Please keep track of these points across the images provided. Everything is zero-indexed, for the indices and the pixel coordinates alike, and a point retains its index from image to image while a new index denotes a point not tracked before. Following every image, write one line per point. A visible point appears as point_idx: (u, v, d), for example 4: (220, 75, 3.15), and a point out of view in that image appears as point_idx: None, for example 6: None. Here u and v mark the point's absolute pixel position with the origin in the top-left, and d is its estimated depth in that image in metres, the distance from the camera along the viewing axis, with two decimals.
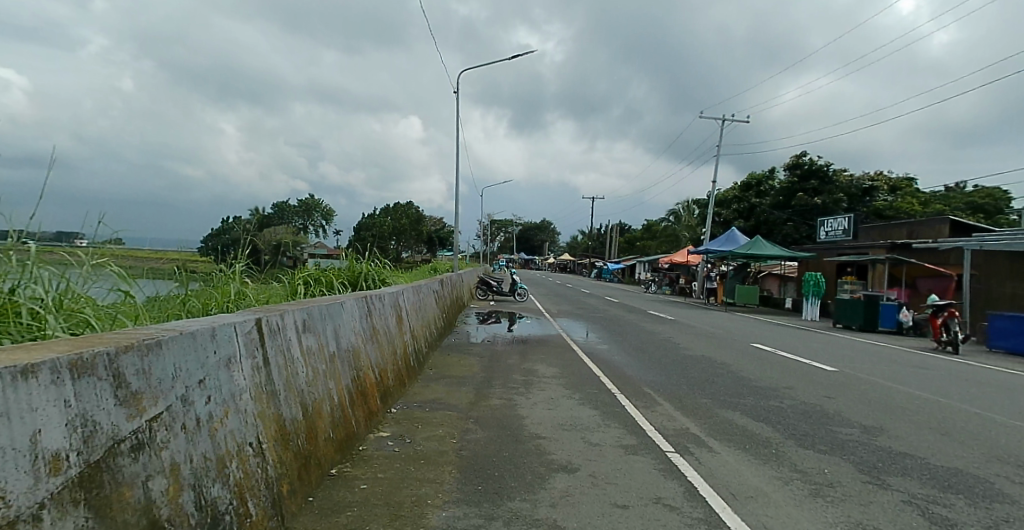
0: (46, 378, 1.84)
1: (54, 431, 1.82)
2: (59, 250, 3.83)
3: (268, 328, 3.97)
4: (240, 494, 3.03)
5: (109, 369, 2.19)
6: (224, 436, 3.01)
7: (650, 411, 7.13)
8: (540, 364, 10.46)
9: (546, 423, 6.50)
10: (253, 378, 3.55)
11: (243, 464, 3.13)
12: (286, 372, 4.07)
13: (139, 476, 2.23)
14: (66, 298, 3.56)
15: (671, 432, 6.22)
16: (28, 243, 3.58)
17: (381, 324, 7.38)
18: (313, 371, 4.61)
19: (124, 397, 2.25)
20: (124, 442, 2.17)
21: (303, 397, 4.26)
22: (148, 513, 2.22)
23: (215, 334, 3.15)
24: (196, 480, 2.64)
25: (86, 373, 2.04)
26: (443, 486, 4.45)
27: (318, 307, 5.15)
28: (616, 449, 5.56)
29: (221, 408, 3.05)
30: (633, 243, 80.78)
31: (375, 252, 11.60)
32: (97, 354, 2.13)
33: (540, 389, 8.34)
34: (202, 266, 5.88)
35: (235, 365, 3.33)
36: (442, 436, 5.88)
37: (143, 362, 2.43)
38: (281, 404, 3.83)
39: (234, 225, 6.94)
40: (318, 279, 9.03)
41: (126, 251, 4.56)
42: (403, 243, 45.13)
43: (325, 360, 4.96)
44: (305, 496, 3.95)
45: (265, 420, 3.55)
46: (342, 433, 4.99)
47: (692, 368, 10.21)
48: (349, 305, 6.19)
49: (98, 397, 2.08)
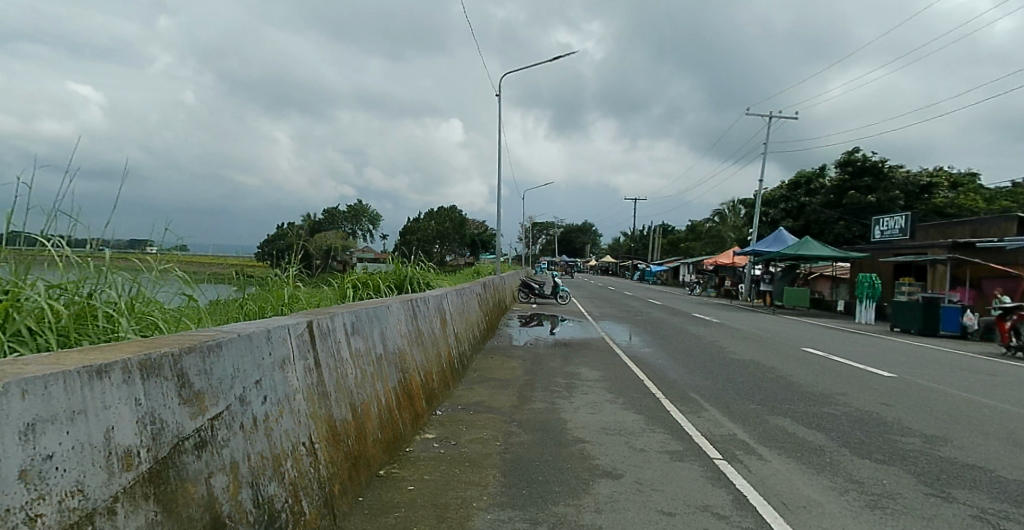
0: (118, 377, 1.95)
1: (126, 428, 1.93)
2: (132, 256, 4.04)
3: (318, 330, 4.08)
4: (295, 492, 3.12)
5: (175, 369, 2.31)
6: (279, 435, 3.12)
7: (696, 416, 6.98)
8: (582, 367, 10.40)
9: (590, 427, 6.46)
10: (304, 379, 3.66)
11: (297, 463, 3.23)
12: (335, 373, 4.18)
13: (202, 472, 2.33)
14: (138, 301, 3.76)
15: (718, 438, 6.08)
16: (104, 251, 3.79)
17: (425, 327, 7.48)
18: (361, 372, 4.73)
19: (187, 396, 2.35)
20: (188, 440, 2.28)
21: (352, 399, 4.37)
22: (211, 508, 2.32)
23: (269, 336, 3.27)
24: (254, 479, 2.74)
25: (154, 373, 2.15)
26: (487, 489, 4.48)
27: (365, 309, 5.24)
28: (661, 455, 5.47)
29: (276, 407, 3.16)
30: (678, 244, 79.78)
31: (420, 255, 11.78)
32: (162, 354, 2.24)
33: (584, 392, 8.28)
34: (258, 271, 6.10)
35: (288, 366, 3.44)
36: (485, 439, 5.91)
37: (204, 363, 2.54)
38: (330, 404, 3.94)
39: (288, 230, 7.20)
40: (366, 282, 9.26)
41: (190, 257, 4.77)
42: (445, 246, 45.96)
43: (372, 362, 5.06)
44: (355, 495, 4.03)
45: (317, 421, 3.66)
46: (388, 434, 5.07)
47: (741, 372, 9.93)
48: (395, 308, 6.30)
49: (164, 396, 2.19)
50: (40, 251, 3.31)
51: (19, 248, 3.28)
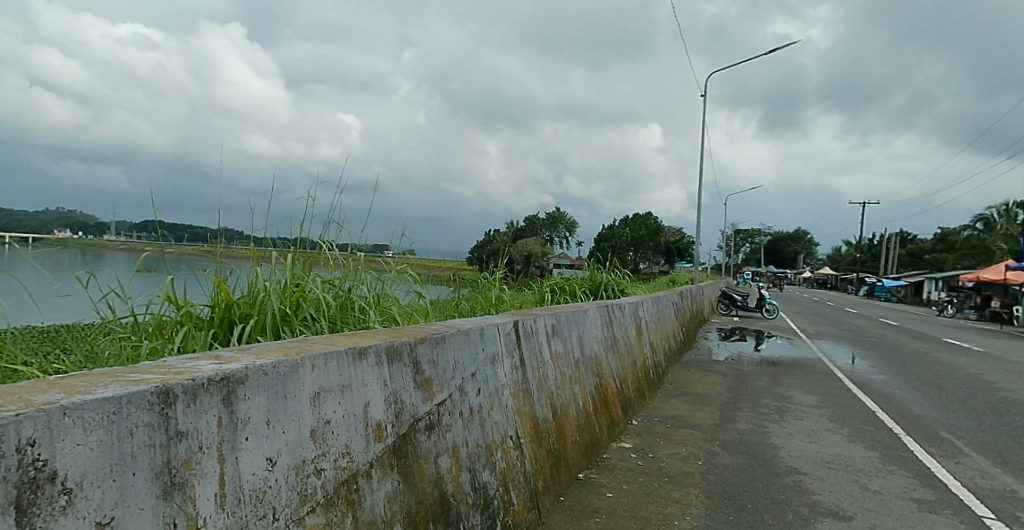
0: (372, 359, 2.25)
1: (377, 404, 2.21)
2: (377, 259, 4.67)
3: (524, 331, 4.28)
4: (505, 482, 3.30)
5: (411, 356, 2.59)
6: (491, 426, 3.32)
7: (950, 462, 5.82)
8: (796, 389, 9.36)
9: (808, 457, 5.77)
10: (512, 376, 3.85)
11: (507, 455, 3.41)
12: (538, 373, 4.35)
13: (432, 452, 2.57)
14: (382, 297, 4.33)
15: (985, 492, 4.98)
16: (357, 254, 4.45)
17: (622, 334, 7.41)
18: (561, 374, 4.84)
19: (420, 382, 2.62)
20: (421, 421, 2.54)
21: (553, 400, 4.50)
22: (439, 486, 2.56)
23: (483, 333, 3.50)
24: (471, 464, 2.95)
25: (396, 358, 2.44)
26: (690, 509, 4.26)
27: (565, 313, 5.36)
28: (904, 502, 4.66)
29: (489, 400, 3.38)
30: (919, 256, 67.87)
31: (615, 262, 11.75)
32: (402, 342, 2.52)
33: (799, 418, 7.44)
34: (471, 274, 6.63)
35: (498, 362, 3.65)
36: (686, 456, 5.63)
37: (433, 353, 2.81)
38: (534, 403, 4.09)
39: (495, 236, 7.71)
40: (562, 287, 9.51)
41: (417, 260, 5.37)
42: (639, 253, 45.18)
43: (571, 365, 5.15)
44: (557, 494, 4.12)
45: (522, 417, 3.83)
46: (587, 438, 5.10)
47: (1015, 415, 8.04)
48: (592, 313, 6.35)
49: (404, 379, 2.47)
50: (318, 254, 4.09)
51: (304, 251, 4.09)
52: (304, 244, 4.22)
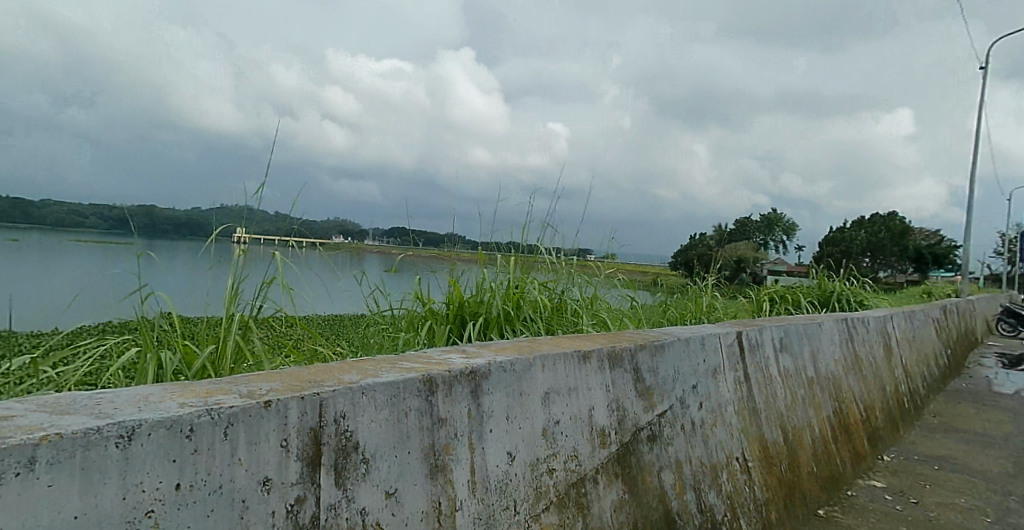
0: (595, 364, 2.24)
1: (601, 409, 2.19)
2: (585, 263, 4.71)
3: (748, 343, 3.91)
4: (732, 507, 3.03)
5: (632, 363, 2.51)
6: (715, 444, 3.08)
7: None
8: None
9: None
10: (736, 391, 3.54)
11: (733, 478, 3.14)
12: (765, 391, 3.93)
13: (655, 465, 2.47)
14: (595, 300, 4.32)
15: None
16: (565, 258, 4.54)
17: (865, 353, 6.39)
18: (791, 394, 4.32)
19: (642, 390, 2.54)
20: (643, 431, 2.45)
21: (783, 422, 4.02)
22: (663, 501, 2.44)
23: (704, 343, 3.27)
24: (696, 483, 2.77)
25: (617, 365, 2.39)
26: None
27: (795, 325, 4.78)
28: None
29: (711, 415, 3.14)
30: None
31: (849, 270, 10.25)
32: (622, 348, 2.47)
33: None
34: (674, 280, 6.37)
35: (720, 375, 3.38)
36: (963, 508, 4.58)
37: (653, 361, 2.71)
38: (761, 423, 3.70)
39: (700, 241, 7.30)
40: (784, 296, 8.57)
41: (621, 265, 5.32)
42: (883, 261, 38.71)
43: (803, 385, 4.57)
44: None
45: (749, 437, 3.49)
46: (825, 470, 4.46)
47: None
48: (828, 327, 5.57)
49: (625, 387, 2.41)
50: (533, 258, 4.26)
51: (521, 255, 4.31)
52: (519, 249, 4.44)
